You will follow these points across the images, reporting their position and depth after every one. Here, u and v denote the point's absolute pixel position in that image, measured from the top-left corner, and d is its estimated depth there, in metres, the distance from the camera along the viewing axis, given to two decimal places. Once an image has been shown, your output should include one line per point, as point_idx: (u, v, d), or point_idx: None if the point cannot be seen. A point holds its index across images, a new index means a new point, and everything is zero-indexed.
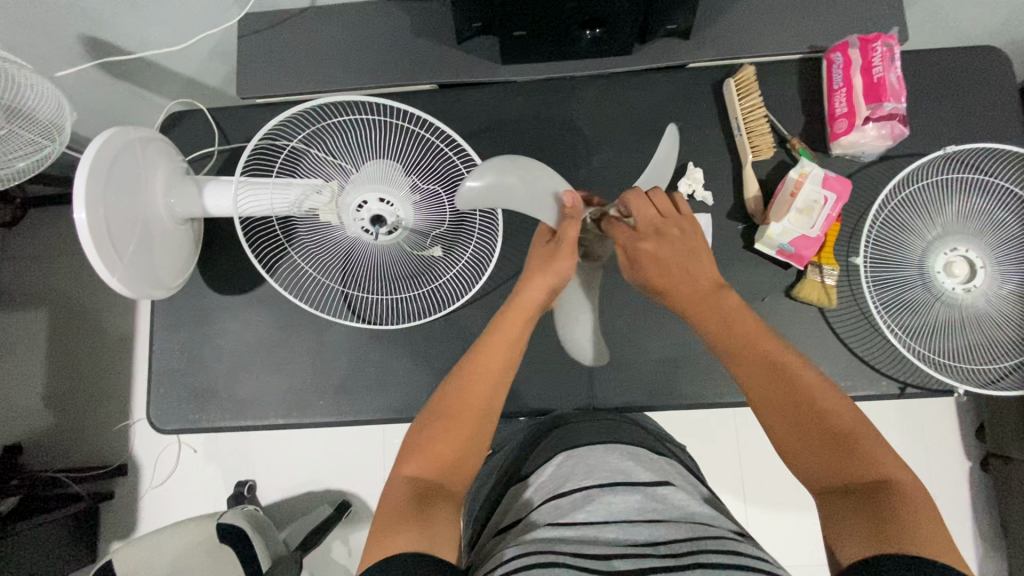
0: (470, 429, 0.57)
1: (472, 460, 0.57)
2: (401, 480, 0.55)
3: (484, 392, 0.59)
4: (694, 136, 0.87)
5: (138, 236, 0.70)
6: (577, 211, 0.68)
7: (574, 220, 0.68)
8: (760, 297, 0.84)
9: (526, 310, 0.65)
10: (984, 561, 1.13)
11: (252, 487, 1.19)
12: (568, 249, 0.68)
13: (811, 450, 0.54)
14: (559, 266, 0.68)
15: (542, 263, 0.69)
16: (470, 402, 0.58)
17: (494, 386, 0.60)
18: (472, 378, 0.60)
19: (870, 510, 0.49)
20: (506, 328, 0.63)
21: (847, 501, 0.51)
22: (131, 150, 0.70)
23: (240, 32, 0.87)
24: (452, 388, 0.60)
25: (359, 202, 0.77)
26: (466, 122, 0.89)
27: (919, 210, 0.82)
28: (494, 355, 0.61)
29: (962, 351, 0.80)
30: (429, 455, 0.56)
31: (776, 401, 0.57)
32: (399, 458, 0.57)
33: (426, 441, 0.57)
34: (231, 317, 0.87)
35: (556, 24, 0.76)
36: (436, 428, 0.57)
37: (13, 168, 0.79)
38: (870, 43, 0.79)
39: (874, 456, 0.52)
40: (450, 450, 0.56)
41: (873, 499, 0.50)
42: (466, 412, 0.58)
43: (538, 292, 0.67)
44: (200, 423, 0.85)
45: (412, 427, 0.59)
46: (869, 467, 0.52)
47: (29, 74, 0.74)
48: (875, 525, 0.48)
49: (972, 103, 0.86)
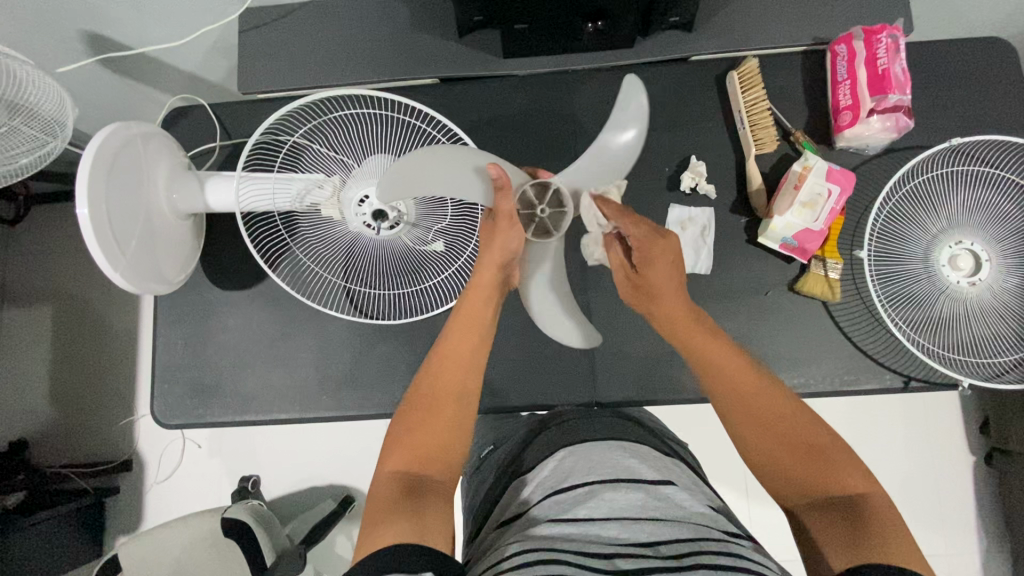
0: (451, 415, 0.58)
1: (455, 450, 0.57)
2: (387, 475, 0.54)
3: (460, 378, 0.60)
4: (697, 130, 0.86)
5: (141, 232, 0.70)
6: (505, 183, 0.64)
7: (505, 191, 0.64)
8: (763, 292, 0.84)
9: (484, 293, 0.65)
10: (987, 557, 1.13)
11: (256, 483, 1.21)
12: (504, 220, 0.65)
13: (787, 462, 0.55)
14: (500, 243, 0.65)
15: (485, 242, 0.67)
16: (442, 389, 0.59)
17: (467, 368, 0.61)
18: (442, 370, 0.61)
19: (847, 524, 0.50)
20: (467, 312, 0.64)
21: (819, 512, 0.52)
22: (133, 144, 0.70)
23: (242, 26, 0.87)
24: (427, 378, 0.60)
25: (362, 197, 0.78)
26: (468, 116, 0.89)
27: (924, 202, 0.82)
28: (461, 341, 0.62)
29: (965, 346, 0.79)
30: (413, 450, 0.56)
31: (755, 416, 0.57)
32: (382, 455, 0.57)
33: (407, 436, 0.56)
34: (234, 312, 0.87)
35: (557, 17, 0.76)
36: (416, 420, 0.57)
37: (18, 164, 0.79)
38: (875, 35, 0.79)
39: (847, 471, 0.53)
40: (432, 439, 0.56)
41: (847, 513, 0.50)
42: (444, 396, 0.59)
43: (492, 268, 0.66)
44: (202, 418, 0.85)
45: (391, 425, 0.59)
46: (842, 480, 0.53)
47: (30, 70, 0.74)
48: (852, 535, 0.49)
49: (979, 95, 0.85)
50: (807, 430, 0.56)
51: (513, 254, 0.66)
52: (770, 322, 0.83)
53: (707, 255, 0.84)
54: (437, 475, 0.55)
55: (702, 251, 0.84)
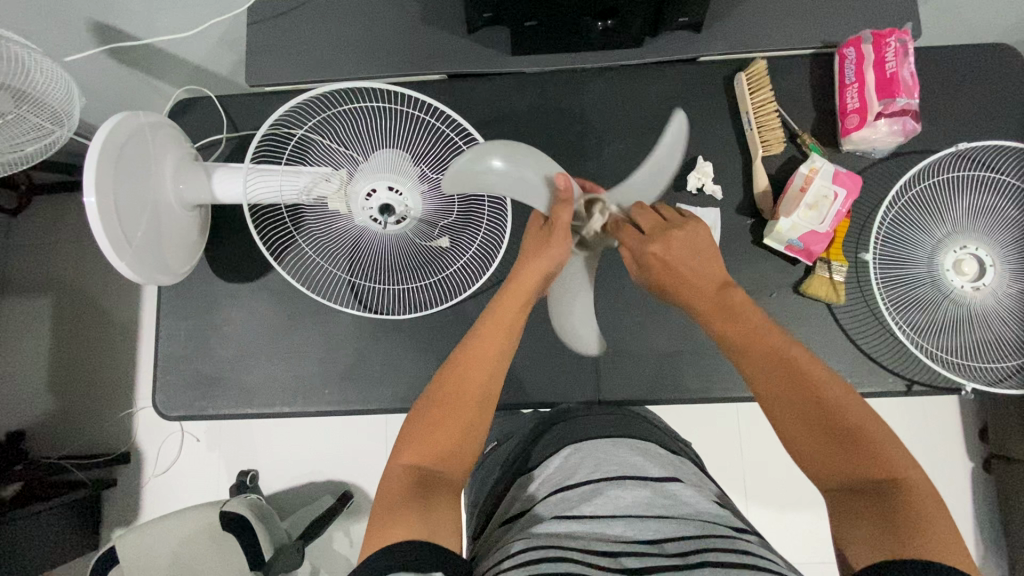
0: (468, 414, 0.57)
1: (468, 447, 0.57)
2: (398, 468, 0.54)
3: (482, 380, 0.59)
4: (703, 130, 0.87)
5: (148, 221, 0.70)
6: (569, 196, 0.67)
7: (565, 204, 0.66)
8: (768, 293, 0.84)
9: (520, 295, 0.65)
10: (982, 561, 1.13)
11: (254, 477, 1.18)
12: (561, 232, 0.66)
13: (820, 449, 0.54)
14: (553, 251, 0.66)
15: (535, 248, 0.67)
16: (467, 388, 0.58)
17: (491, 372, 0.60)
18: (465, 366, 0.59)
19: (877, 511, 0.49)
20: (499, 313, 0.63)
21: (855, 500, 0.51)
22: (141, 134, 0.69)
23: (250, 19, 0.87)
24: (453, 375, 0.59)
25: (369, 190, 0.77)
26: (475, 112, 0.89)
27: (928, 206, 0.82)
28: (492, 340, 0.61)
29: (970, 348, 0.79)
30: (427, 446, 0.56)
31: (786, 400, 0.57)
32: (393, 447, 0.57)
33: (426, 429, 0.56)
34: (237, 304, 0.87)
35: (566, 15, 0.76)
36: (437, 412, 0.57)
37: (22, 152, 0.80)
38: (883, 38, 0.79)
39: (885, 454, 0.52)
40: (446, 438, 0.56)
41: (879, 502, 0.50)
42: (467, 395, 0.58)
43: (533, 275, 0.65)
44: (204, 410, 0.85)
45: (409, 415, 0.58)
46: (881, 463, 0.52)
47: (38, 57, 0.74)
48: (882, 522, 0.48)
49: (986, 101, 0.86)
50: (844, 412, 0.54)
51: (561, 265, 0.68)
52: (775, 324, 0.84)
53: None
54: (450, 475, 0.55)
55: None
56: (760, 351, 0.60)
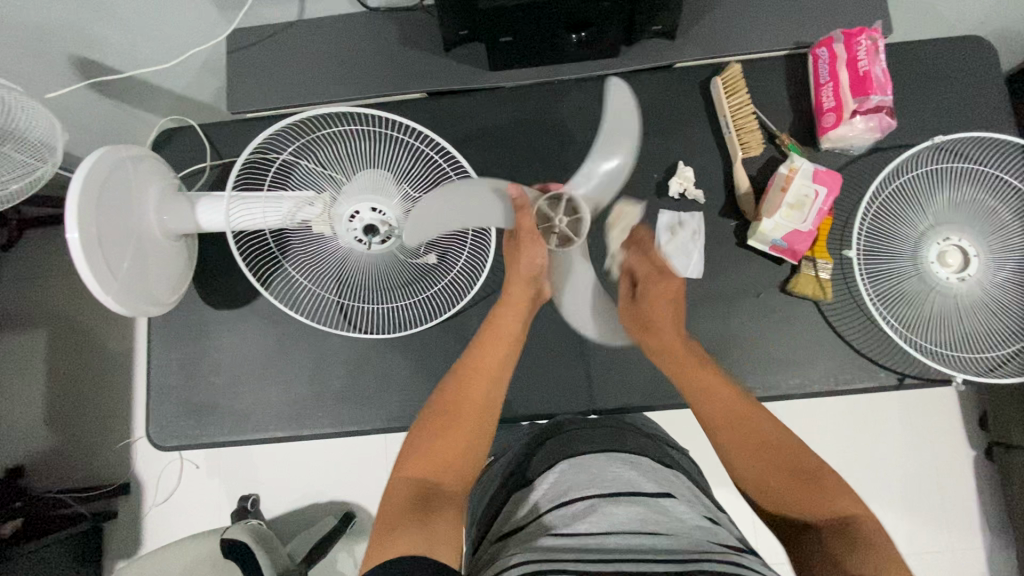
0: (467, 423, 0.60)
1: (468, 456, 0.59)
2: (400, 480, 0.56)
3: (480, 391, 0.63)
4: (683, 135, 0.87)
5: (132, 256, 0.70)
6: (523, 201, 0.68)
7: (524, 209, 0.68)
8: (756, 294, 0.84)
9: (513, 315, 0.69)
10: (990, 551, 1.13)
11: (254, 501, 1.18)
12: (528, 235, 0.69)
13: (781, 488, 0.59)
14: (531, 252, 0.69)
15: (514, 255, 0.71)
16: (468, 397, 0.62)
17: (490, 385, 0.64)
18: (466, 379, 0.64)
19: (841, 539, 0.53)
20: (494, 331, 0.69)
21: (819, 532, 0.54)
22: (124, 170, 0.70)
23: (230, 48, 0.88)
24: (448, 389, 0.63)
25: (352, 212, 0.78)
26: (457, 129, 0.89)
27: (909, 199, 0.83)
28: (491, 354, 0.67)
29: (956, 341, 0.80)
30: (428, 457, 0.57)
31: (744, 446, 0.62)
32: (396, 462, 0.59)
33: (424, 440, 0.59)
34: (228, 331, 0.87)
35: (540, 29, 0.77)
36: (434, 426, 0.60)
37: (7, 191, 0.79)
38: (854, 37, 0.80)
39: (840, 493, 0.57)
40: (447, 447, 0.58)
41: (839, 529, 0.54)
42: (464, 412, 0.61)
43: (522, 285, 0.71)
44: (199, 438, 0.85)
45: (410, 429, 0.61)
46: (829, 504, 0.56)
47: (20, 96, 0.74)
48: (844, 546, 0.52)
49: (962, 92, 0.87)
50: (796, 457, 0.61)
51: (541, 265, 0.70)
52: (763, 325, 0.84)
53: (698, 259, 0.83)
54: (451, 488, 0.56)
55: (692, 254, 0.83)
56: (717, 401, 0.67)
